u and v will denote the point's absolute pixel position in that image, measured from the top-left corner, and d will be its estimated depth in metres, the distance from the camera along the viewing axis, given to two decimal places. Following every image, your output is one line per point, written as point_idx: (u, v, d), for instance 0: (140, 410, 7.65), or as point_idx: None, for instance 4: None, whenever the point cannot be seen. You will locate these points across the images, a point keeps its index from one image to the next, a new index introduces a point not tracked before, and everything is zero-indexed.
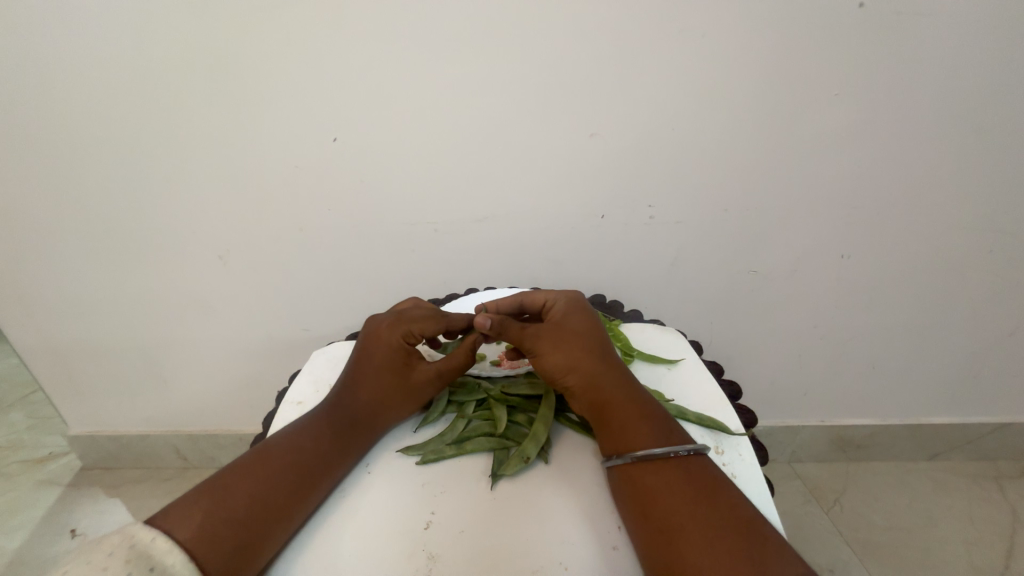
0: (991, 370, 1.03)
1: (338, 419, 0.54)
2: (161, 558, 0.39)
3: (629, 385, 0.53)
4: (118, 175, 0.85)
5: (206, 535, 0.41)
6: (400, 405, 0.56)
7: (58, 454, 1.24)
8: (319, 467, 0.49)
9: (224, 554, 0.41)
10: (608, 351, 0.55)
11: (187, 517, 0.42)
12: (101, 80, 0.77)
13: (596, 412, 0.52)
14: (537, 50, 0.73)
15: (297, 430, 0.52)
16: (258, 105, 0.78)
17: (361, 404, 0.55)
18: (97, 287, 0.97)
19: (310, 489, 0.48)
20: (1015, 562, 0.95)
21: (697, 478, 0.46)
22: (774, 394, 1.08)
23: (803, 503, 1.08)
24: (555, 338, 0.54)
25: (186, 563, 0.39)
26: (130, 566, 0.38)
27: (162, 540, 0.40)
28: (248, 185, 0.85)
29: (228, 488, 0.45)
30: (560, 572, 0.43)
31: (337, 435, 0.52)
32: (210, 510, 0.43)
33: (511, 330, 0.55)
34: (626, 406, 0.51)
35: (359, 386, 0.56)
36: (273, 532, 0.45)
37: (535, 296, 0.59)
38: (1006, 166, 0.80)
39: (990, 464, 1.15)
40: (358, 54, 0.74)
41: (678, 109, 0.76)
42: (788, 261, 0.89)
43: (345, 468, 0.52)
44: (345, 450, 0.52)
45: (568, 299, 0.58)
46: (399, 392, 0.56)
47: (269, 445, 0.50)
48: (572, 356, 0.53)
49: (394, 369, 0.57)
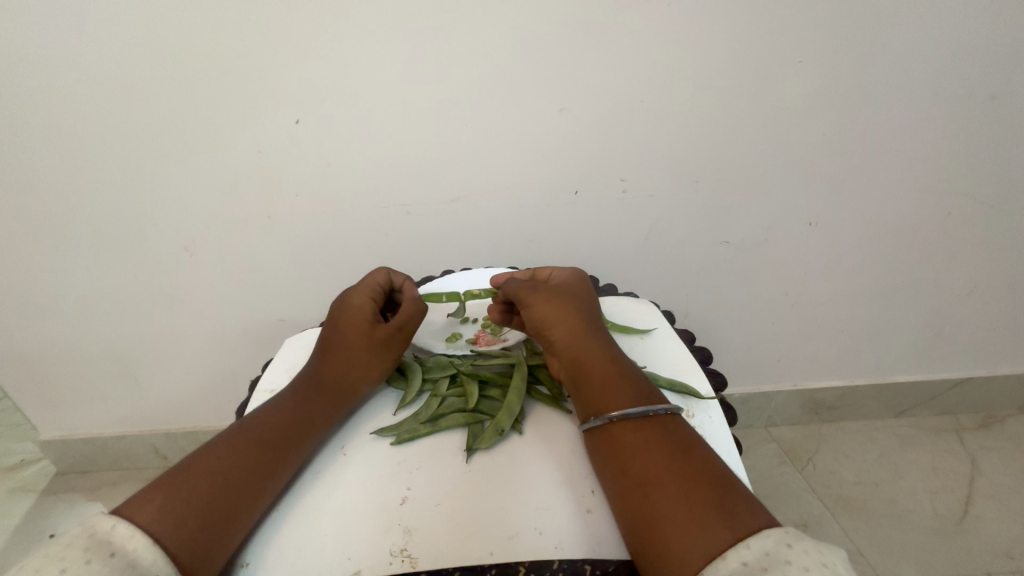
0: (952, 329, 1.07)
1: (305, 394, 0.55)
2: (122, 543, 0.37)
3: (609, 349, 0.55)
4: (64, 167, 0.80)
5: (170, 518, 0.41)
6: (371, 367, 0.58)
7: (29, 461, 1.19)
8: (290, 440, 0.50)
9: (190, 534, 0.41)
10: (592, 316, 0.58)
11: (146, 503, 0.41)
12: (35, 63, 0.71)
13: (575, 368, 0.54)
14: (500, 22, 0.70)
15: (265, 409, 0.53)
16: (212, 87, 0.74)
17: (331, 377, 0.57)
18: (56, 287, 0.93)
19: (280, 464, 0.49)
20: (973, 507, 1.01)
21: (670, 435, 0.47)
22: (749, 362, 1.11)
23: (779, 464, 1.12)
24: (549, 296, 0.58)
25: (149, 547, 0.38)
26: (89, 554, 0.36)
27: (123, 526, 0.38)
28: (208, 173, 0.81)
29: (192, 473, 0.45)
30: (535, 536, 0.44)
31: (308, 405, 0.54)
32: (173, 494, 0.42)
33: (510, 287, 0.60)
34: (605, 367, 0.53)
35: (330, 357, 0.58)
36: (242, 512, 0.44)
37: (544, 271, 0.63)
38: (965, 130, 0.82)
39: (952, 419, 1.21)
40: (313, 29, 0.70)
41: (647, 80, 0.76)
42: (759, 231, 0.91)
43: (314, 444, 0.52)
44: (316, 421, 0.53)
45: (572, 273, 0.62)
46: (365, 355, 0.58)
47: (236, 427, 0.51)
48: (563, 313, 0.57)
49: (362, 330, 0.59)
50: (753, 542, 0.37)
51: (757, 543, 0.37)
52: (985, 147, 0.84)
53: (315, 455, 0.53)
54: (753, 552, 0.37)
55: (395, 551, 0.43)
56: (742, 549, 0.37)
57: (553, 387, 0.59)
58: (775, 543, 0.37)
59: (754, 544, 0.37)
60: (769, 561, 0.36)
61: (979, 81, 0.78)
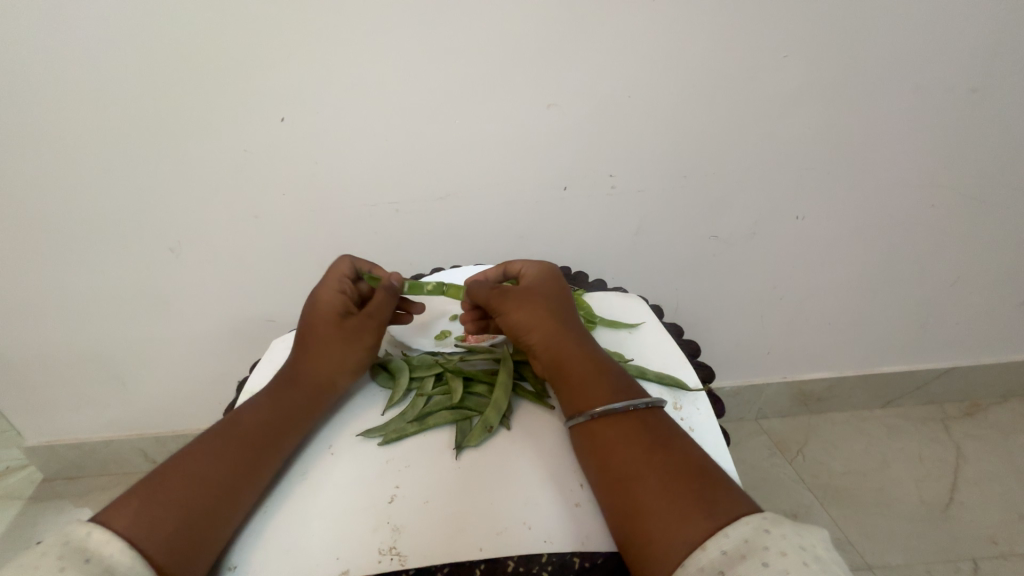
0: (937, 321, 1.09)
1: (284, 393, 0.55)
2: (98, 548, 0.37)
3: (587, 344, 0.55)
4: (45, 167, 0.78)
5: (146, 522, 0.40)
6: (347, 361, 0.58)
7: (16, 468, 1.17)
8: (268, 440, 0.50)
9: (168, 537, 0.40)
10: (568, 315, 0.57)
11: (122, 507, 0.41)
12: (12, 61, 0.70)
13: (555, 367, 0.54)
14: (486, 17, 0.70)
15: (240, 412, 0.53)
16: (197, 85, 0.73)
17: (312, 370, 0.57)
18: (39, 291, 0.91)
19: (260, 464, 0.48)
20: (958, 495, 1.03)
21: (653, 428, 0.48)
22: (739, 355, 1.12)
23: (769, 455, 1.14)
24: (522, 299, 0.57)
25: (127, 552, 0.38)
26: (63, 561, 0.36)
27: (99, 532, 0.38)
28: (194, 173, 0.80)
29: (169, 477, 0.44)
30: (524, 531, 0.44)
31: (286, 403, 0.54)
32: (148, 499, 0.42)
33: (481, 293, 0.58)
34: (585, 363, 0.53)
35: (304, 353, 0.58)
36: (223, 513, 0.44)
37: (513, 265, 0.63)
38: (947, 124, 0.83)
39: (938, 408, 1.23)
40: (295, 26, 0.69)
41: (634, 75, 0.76)
42: (746, 225, 0.91)
43: (295, 444, 0.52)
44: (296, 419, 0.53)
45: (542, 268, 0.62)
46: (339, 344, 0.58)
47: (211, 432, 0.50)
48: (535, 315, 0.56)
49: (333, 323, 0.59)
50: (733, 530, 0.38)
51: (735, 530, 0.38)
52: (966, 141, 0.85)
53: (296, 455, 0.53)
54: (732, 541, 0.37)
55: (383, 550, 0.43)
56: (721, 538, 0.37)
57: (537, 384, 0.59)
58: (753, 530, 0.37)
59: (733, 532, 0.38)
60: (748, 547, 0.36)
61: (960, 75, 0.79)
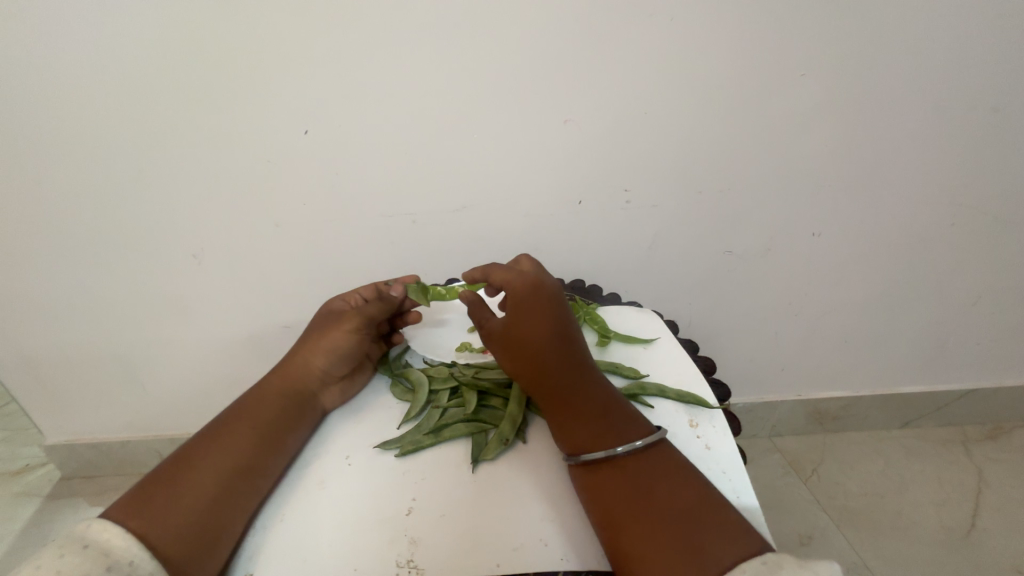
0: (957, 341, 1.07)
1: (277, 395, 0.56)
2: (95, 535, 0.40)
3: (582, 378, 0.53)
4: (78, 175, 0.81)
5: (152, 519, 0.43)
6: (333, 362, 0.60)
7: (35, 465, 1.19)
8: (268, 438, 0.52)
9: (165, 525, 0.43)
10: (560, 350, 0.53)
11: (123, 503, 0.44)
12: (52, 73, 0.73)
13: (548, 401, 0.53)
14: (506, 34, 0.72)
15: (233, 410, 0.55)
16: (226, 97, 0.75)
17: (308, 372, 0.59)
18: (67, 294, 0.94)
19: (259, 462, 0.51)
20: (981, 520, 1.00)
21: (649, 471, 0.47)
22: (753, 371, 1.11)
23: (783, 475, 1.12)
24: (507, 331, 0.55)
25: (122, 534, 0.41)
26: (63, 549, 0.39)
27: (96, 523, 0.42)
28: (219, 180, 0.82)
29: (168, 474, 0.47)
30: (542, 548, 0.44)
31: (281, 399, 0.56)
32: (147, 493, 0.45)
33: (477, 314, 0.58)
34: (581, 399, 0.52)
35: (297, 352, 0.61)
36: (222, 507, 0.46)
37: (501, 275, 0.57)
38: (967, 142, 0.82)
39: (958, 430, 1.20)
40: (322, 41, 0.72)
41: (650, 92, 0.77)
42: (761, 240, 0.91)
43: (295, 447, 0.55)
44: (294, 415, 0.56)
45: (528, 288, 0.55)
46: (322, 342, 0.60)
47: (208, 431, 0.52)
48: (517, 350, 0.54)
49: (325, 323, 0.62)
50: None
51: None
52: (987, 160, 0.84)
53: (297, 454, 0.55)
54: None
55: (402, 562, 0.44)
56: None
57: None
58: None
59: None
60: None
61: (980, 94, 0.78)
